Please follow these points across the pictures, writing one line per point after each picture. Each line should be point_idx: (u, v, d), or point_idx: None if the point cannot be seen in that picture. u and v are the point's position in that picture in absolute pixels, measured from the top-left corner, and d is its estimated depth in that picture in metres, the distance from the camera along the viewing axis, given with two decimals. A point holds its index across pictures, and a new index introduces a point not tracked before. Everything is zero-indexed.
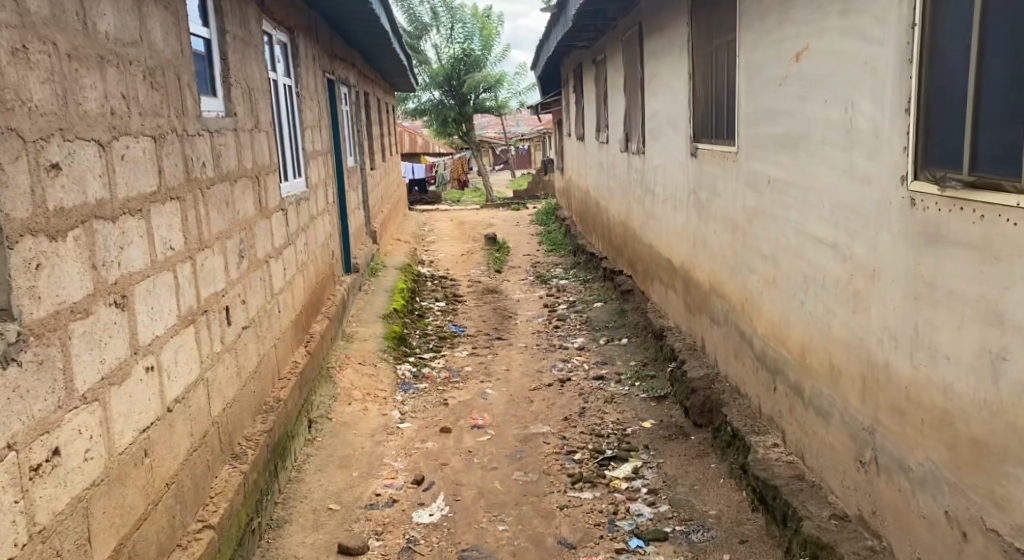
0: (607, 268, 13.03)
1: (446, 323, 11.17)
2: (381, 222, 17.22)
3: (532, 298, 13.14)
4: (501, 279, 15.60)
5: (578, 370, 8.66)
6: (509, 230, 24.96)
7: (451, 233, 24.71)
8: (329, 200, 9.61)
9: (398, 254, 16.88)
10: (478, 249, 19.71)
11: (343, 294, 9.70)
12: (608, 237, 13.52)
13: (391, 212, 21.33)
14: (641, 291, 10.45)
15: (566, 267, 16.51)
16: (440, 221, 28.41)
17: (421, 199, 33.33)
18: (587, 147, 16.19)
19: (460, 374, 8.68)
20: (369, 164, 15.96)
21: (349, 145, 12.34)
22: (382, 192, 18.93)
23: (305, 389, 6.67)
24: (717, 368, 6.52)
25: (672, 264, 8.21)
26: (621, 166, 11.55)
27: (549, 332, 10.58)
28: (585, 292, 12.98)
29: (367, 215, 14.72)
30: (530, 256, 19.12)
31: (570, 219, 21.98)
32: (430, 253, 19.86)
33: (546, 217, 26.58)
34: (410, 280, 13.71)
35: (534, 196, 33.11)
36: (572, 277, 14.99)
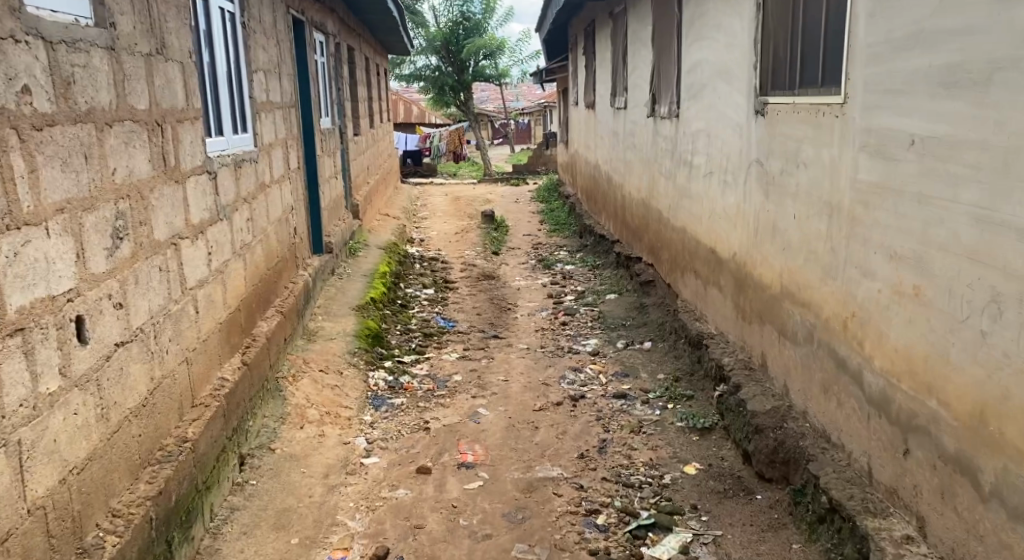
0: (621, 254, 11.34)
1: (433, 316, 9.49)
2: (365, 195, 15.48)
3: (535, 287, 11.45)
4: (498, 262, 13.91)
5: (593, 383, 7.00)
6: (508, 207, 23.24)
7: (445, 209, 22.98)
8: (290, 168, 7.92)
9: (383, 232, 15.16)
10: (474, 227, 17.99)
11: (308, 282, 8.01)
12: (623, 218, 11.87)
13: (379, 185, 19.61)
14: (666, 285, 8.79)
15: (571, 250, 14.84)
16: (434, 195, 26.66)
17: (414, 173, 31.54)
18: (599, 115, 14.44)
19: (446, 385, 7.02)
20: (351, 129, 14.20)
21: (323, 105, 10.60)
22: (368, 163, 17.16)
23: (235, 416, 5.02)
24: (790, 399, 4.88)
25: (714, 253, 6.60)
26: (643, 135, 9.88)
27: (555, 330, 8.92)
28: (595, 282, 11.30)
29: (347, 187, 12.97)
30: (530, 237, 17.43)
31: (575, 197, 20.27)
32: (420, 231, 18.13)
33: (547, 193, 24.84)
34: (394, 263, 11.98)
35: (535, 171, 31.34)
36: (580, 263, 13.30)
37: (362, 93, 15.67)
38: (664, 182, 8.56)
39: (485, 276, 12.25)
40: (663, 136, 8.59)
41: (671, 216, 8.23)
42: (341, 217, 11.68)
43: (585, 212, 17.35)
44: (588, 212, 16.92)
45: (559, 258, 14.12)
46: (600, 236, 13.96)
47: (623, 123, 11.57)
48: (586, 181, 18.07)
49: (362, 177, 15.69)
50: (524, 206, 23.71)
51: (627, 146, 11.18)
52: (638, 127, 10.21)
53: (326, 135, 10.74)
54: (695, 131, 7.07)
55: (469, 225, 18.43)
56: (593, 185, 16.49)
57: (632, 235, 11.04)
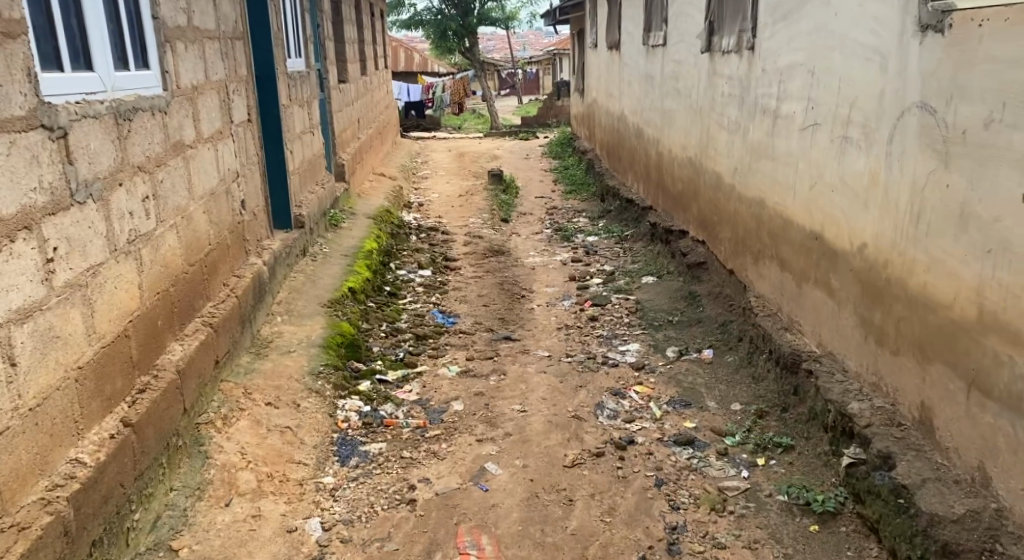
0: (660, 230, 9.41)
1: (428, 310, 7.64)
2: (355, 154, 13.53)
3: (554, 269, 9.53)
4: (509, 234, 11.99)
5: (643, 415, 5.15)
6: (518, 164, 21.25)
7: (449, 167, 21.00)
8: (231, 121, 6.00)
9: (375, 197, 13.23)
10: (481, 189, 16.03)
11: (259, 274, 6.10)
12: (661, 181, 9.97)
13: (374, 141, 17.64)
14: (728, 273, 6.90)
15: (594, 219, 12.88)
16: (437, 152, 24.64)
17: (417, 127, 29.39)
18: (629, 58, 12.44)
19: (441, 420, 5.16)
20: (334, 78, 12.20)
21: (288, 44, 8.62)
22: (358, 116, 15.16)
23: (97, 523, 3.22)
24: (997, 497, 3.19)
25: (815, 240, 4.75)
26: (697, 80, 7.96)
27: (583, 331, 7.04)
28: (628, 265, 9.38)
29: (327, 146, 11.00)
30: (545, 201, 15.48)
31: (592, 154, 18.29)
32: (420, 194, 16.18)
33: (560, 149, 22.81)
34: (383, 238, 10.08)
35: (546, 125, 29.22)
36: (605, 236, 11.37)
37: (346, 35, 13.63)
38: (729, 138, 6.69)
39: (494, 253, 10.34)
40: (729, 79, 6.68)
41: (740, 181, 6.37)
42: (318, 182, 9.74)
43: (607, 171, 15.37)
44: (610, 173, 14.94)
45: (580, 229, 12.20)
46: (628, 204, 12.02)
47: (665, 65, 9.62)
48: (606, 136, 16.06)
49: (350, 133, 13.72)
50: (535, 163, 21.71)
51: (671, 94, 9.23)
52: (689, 69, 8.28)
53: (294, 82, 8.79)
54: (787, 67, 5.19)
55: (475, 186, 16.48)
56: (617, 142, 14.48)
57: (676, 203, 9.14)
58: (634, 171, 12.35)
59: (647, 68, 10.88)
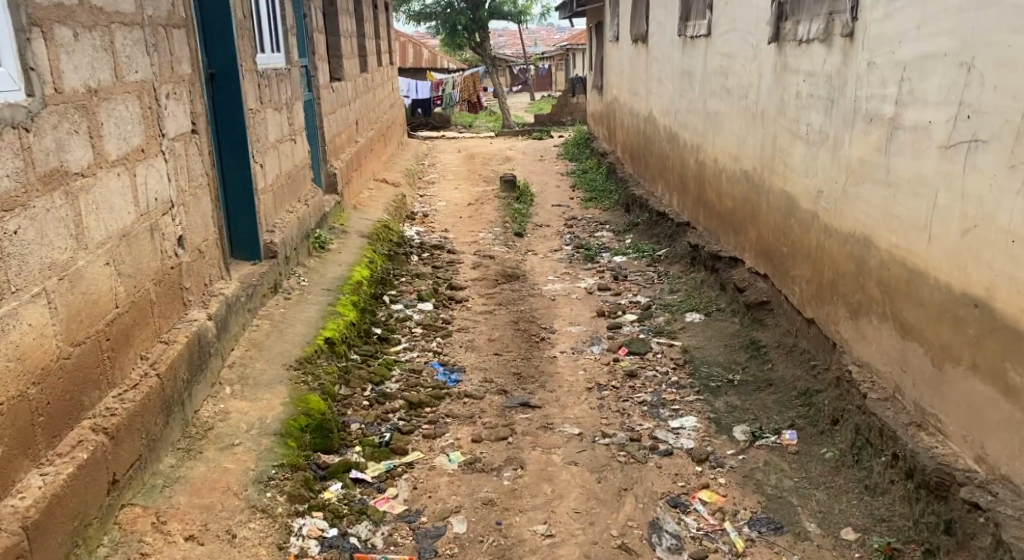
0: (706, 257, 7.95)
1: (426, 362, 6.24)
2: (351, 161, 12.10)
3: (579, 302, 8.09)
4: (525, 253, 10.55)
5: (719, 545, 3.84)
6: (531, 168, 19.80)
7: (457, 172, 19.56)
8: (161, 134, 4.57)
9: (373, 209, 11.81)
10: (492, 197, 14.58)
11: (199, 334, 4.65)
12: (706, 198, 8.52)
13: (375, 144, 16.22)
14: (808, 325, 5.45)
15: (620, 235, 11.42)
16: (446, 154, 23.22)
17: (426, 126, 28.76)
18: (662, 51, 10.95)
19: (436, 553, 3.83)
20: (326, 75, 10.77)
21: (259, 36, 7.17)
22: (355, 117, 13.72)
23: None
24: None
25: (976, 307, 3.43)
26: (759, 78, 6.54)
27: (620, 395, 5.61)
28: (666, 299, 7.93)
29: (314, 154, 9.57)
30: (562, 212, 14.03)
31: (613, 157, 16.84)
32: (425, 202, 14.75)
33: (577, 151, 21.31)
34: (377, 262, 8.68)
35: (560, 124, 27.71)
36: (635, 256, 9.92)
37: (341, 27, 12.17)
38: (810, 152, 5.29)
39: (507, 281, 8.90)
40: (810, 76, 5.27)
41: (829, 209, 4.96)
42: (300, 198, 8.31)
43: (631, 179, 13.90)
44: (636, 181, 13.47)
45: (605, 247, 10.74)
46: (661, 219, 10.56)
47: (712, 61, 8.18)
48: (631, 139, 14.57)
49: (345, 137, 12.30)
50: (550, 167, 20.23)
51: (721, 94, 7.79)
52: (746, 65, 6.86)
53: (268, 81, 7.35)
54: (915, 61, 3.85)
55: (485, 194, 15.03)
56: (644, 146, 13.00)
57: (726, 226, 7.69)
58: (667, 182, 10.89)
59: (686, 63, 9.43)
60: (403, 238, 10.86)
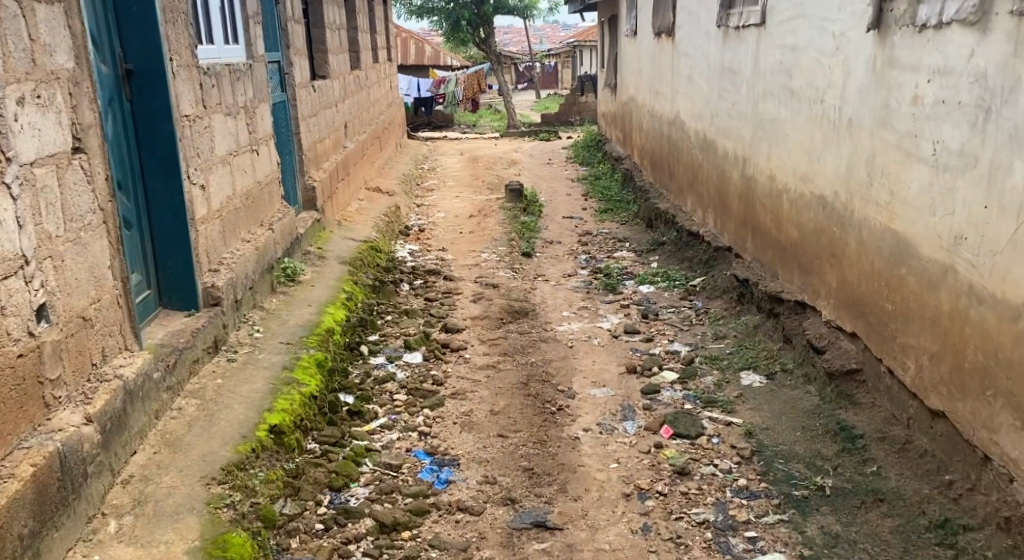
0: (763, 300, 6.48)
1: (410, 450, 4.75)
2: (337, 170, 10.60)
3: (603, 352, 6.61)
4: (535, 280, 9.06)
5: None
6: (539, 174, 18.36)
7: (459, 178, 18.06)
8: (6, 159, 3.13)
9: (360, 224, 10.32)
10: (496, 208, 13.09)
11: (61, 453, 3.14)
12: (760, 225, 7.02)
13: (369, 148, 14.76)
14: (932, 419, 4.01)
15: (644, 258, 9.93)
16: (447, 157, 21.72)
17: (427, 125, 27.41)
18: (697, 45, 9.43)
19: None
20: (305, 72, 9.27)
21: (204, 23, 5.66)
22: (344, 119, 12.22)
23: None
24: None
25: None
26: (843, 78, 5.06)
27: (671, 510, 4.21)
28: (712, 352, 6.44)
29: (285, 167, 8.08)
30: (575, 227, 12.53)
31: (630, 162, 15.36)
32: (422, 214, 13.25)
33: (587, 155, 19.80)
34: (357, 297, 7.20)
35: (568, 124, 26.18)
36: (665, 287, 8.43)
37: (326, 16, 10.65)
38: (940, 182, 3.87)
39: (514, 321, 7.41)
40: (942, 76, 3.82)
41: (982, 266, 3.57)
42: (263, 221, 6.81)
43: (653, 190, 12.40)
44: (659, 193, 11.98)
45: (629, 272, 9.25)
46: (695, 241, 9.06)
47: (767, 58, 6.68)
48: (652, 145, 13.05)
49: (330, 142, 10.80)
50: (559, 173, 18.73)
51: (782, 100, 6.29)
52: (823, 61, 5.38)
53: (219, 80, 5.84)
54: None
55: (488, 205, 13.54)
56: (668, 154, 11.51)
57: (792, 262, 6.20)
58: (702, 198, 9.38)
59: (731, 60, 7.92)
60: (392, 260, 9.35)
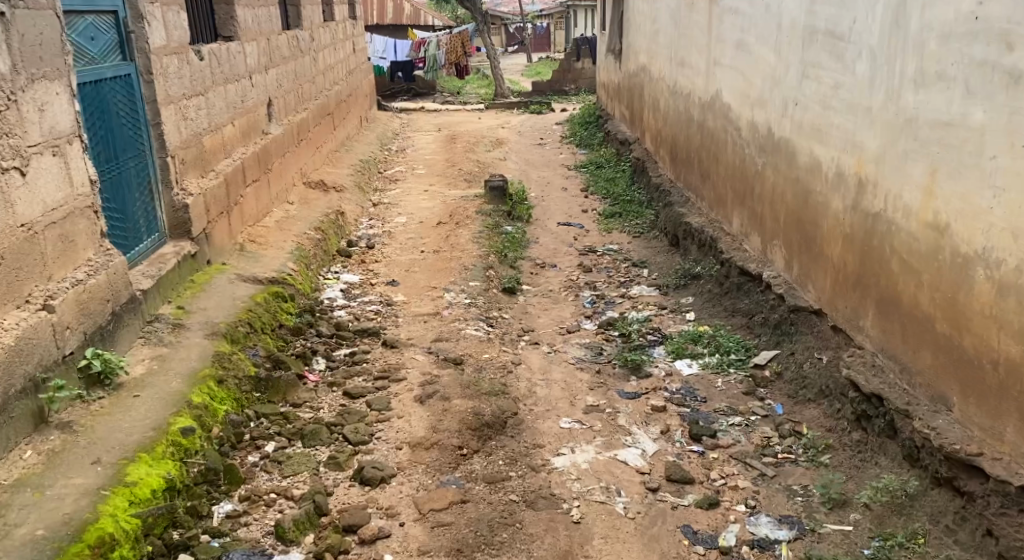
0: (931, 453, 3.71)
1: None
2: (242, 172, 7.64)
3: (636, 538, 3.82)
4: (519, 347, 6.18)
5: None
6: (528, 162, 15.44)
7: (430, 167, 15.08)
8: None
9: (274, 250, 7.41)
10: (471, 215, 10.16)
11: None
12: (894, 298, 4.16)
13: (313, 133, 11.82)
14: None
15: (675, 305, 7.02)
16: (421, 136, 18.75)
17: (406, 93, 24.30)
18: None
19: None
20: (181, 31, 6.28)
21: None
22: (264, 97, 9.22)
23: None
24: None
25: None
26: None
27: None
28: (836, 549, 3.67)
29: (108, 179, 5.16)
30: (575, 241, 9.63)
31: (641, 149, 12.45)
32: (376, 223, 10.35)
33: (586, 135, 16.80)
34: (209, 422, 4.26)
35: (562, 94, 23.10)
36: (717, 367, 5.53)
37: None
38: None
39: (482, 450, 4.47)
40: None
41: None
42: (33, 294, 3.99)
43: (677, 194, 9.49)
44: (687, 199, 9.06)
45: (657, 330, 6.36)
46: (759, 291, 6.15)
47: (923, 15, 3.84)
48: (673, 132, 10.12)
49: (234, 132, 7.83)
50: (551, 159, 15.77)
51: (975, 90, 3.53)
52: None
53: None
54: None
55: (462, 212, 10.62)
56: (700, 148, 8.60)
57: (999, 400, 3.46)
58: (762, 221, 6.48)
59: (826, 21, 5.04)
60: (307, 311, 6.39)
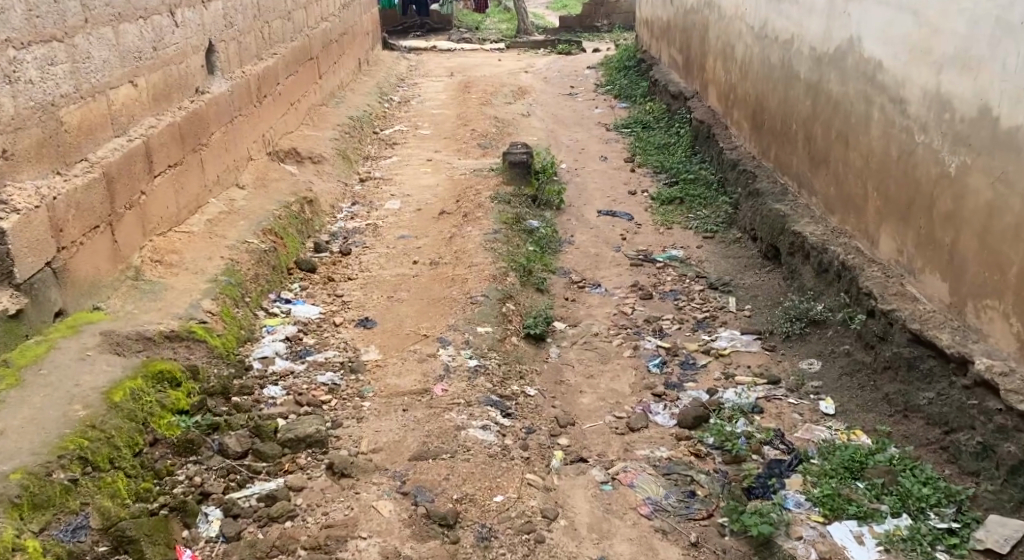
0: None
1: None
2: (144, 155, 5.17)
3: None
4: (556, 471, 3.86)
5: None
6: (557, 120, 12.95)
7: (436, 127, 12.60)
8: None
9: (185, 277, 4.97)
10: (484, 212, 7.75)
11: None
12: None
13: (280, 88, 9.39)
14: None
15: (794, 380, 4.53)
16: (431, 83, 16.21)
17: (419, 27, 21.78)
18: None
19: None
20: None
21: None
22: (196, 42, 6.77)
23: None
24: None
25: None
26: None
27: None
28: None
29: None
30: (623, 242, 7.65)
31: (701, 110, 9.94)
32: (359, 217, 8.02)
33: (625, 83, 14.21)
34: None
35: (593, 31, 20.36)
36: (915, 553, 3.39)
37: None
38: None
39: None
40: None
41: None
42: None
43: (771, 187, 7.08)
44: (796, 193, 6.69)
45: (780, 440, 4.00)
46: (957, 387, 3.77)
47: None
48: (763, 94, 7.65)
49: (134, 95, 5.33)
50: (584, 115, 13.21)
51: None
52: None
53: None
54: None
55: (472, 201, 8.22)
56: (818, 124, 6.21)
57: None
58: (941, 253, 4.17)
59: None
60: (203, 408, 3.94)
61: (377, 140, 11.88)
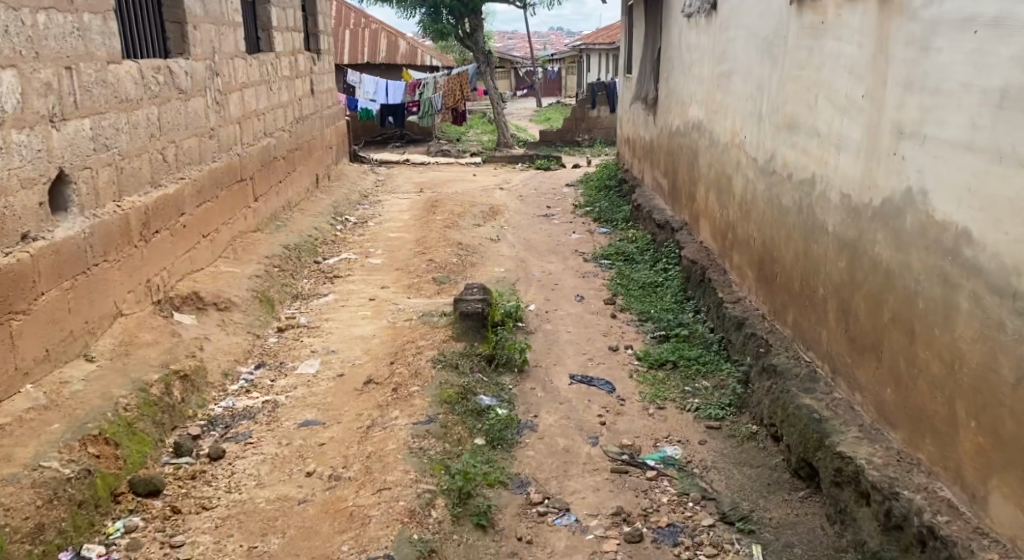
0: None
1: None
2: None
3: None
4: None
5: None
6: (529, 247, 11.30)
7: (390, 255, 10.90)
8: None
9: None
10: (419, 384, 5.92)
11: None
12: None
13: (182, 216, 7.66)
14: None
15: None
16: (395, 201, 14.61)
17: (399, 137, 20.65)
18: None
19: None
20: None
21: None
22: (31, 173, 5.07)
23: None
24: None
25: None
26: None
27: None
28: None
29: None
30: (602, 430, 5.77)
31: (694, 247, 8.28)
32: (259, 387, 6.17)
33: (606, 205, 12.64)
34: None
35: (575, 144, 19.01)
36: None
37: None
38: None
39: None
40: None
41: None
42: None
43: (790, 364, 5.32)
44: (829, 381, 4.95)
45: None
46: None
47: None
48: (770, 240, 6.01)
49: None
50: (559, 240, 11.56)
51: None
52: None
53: None
54: None
55: (407, 366, 6.38)
56: (863, 298, 4.55)
57: None
58: None
59: None
60: None
61: (317, 271, 10.12)
